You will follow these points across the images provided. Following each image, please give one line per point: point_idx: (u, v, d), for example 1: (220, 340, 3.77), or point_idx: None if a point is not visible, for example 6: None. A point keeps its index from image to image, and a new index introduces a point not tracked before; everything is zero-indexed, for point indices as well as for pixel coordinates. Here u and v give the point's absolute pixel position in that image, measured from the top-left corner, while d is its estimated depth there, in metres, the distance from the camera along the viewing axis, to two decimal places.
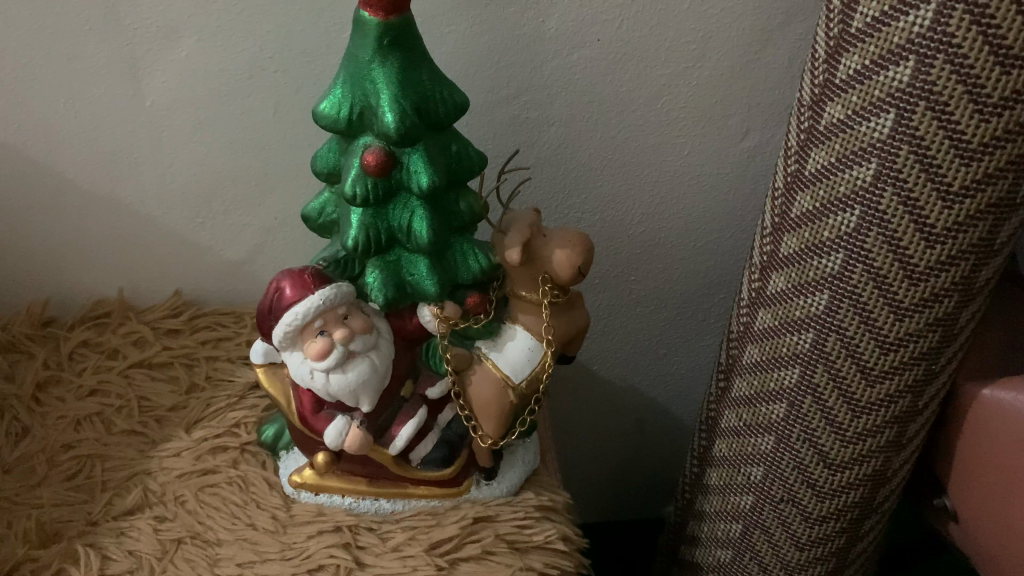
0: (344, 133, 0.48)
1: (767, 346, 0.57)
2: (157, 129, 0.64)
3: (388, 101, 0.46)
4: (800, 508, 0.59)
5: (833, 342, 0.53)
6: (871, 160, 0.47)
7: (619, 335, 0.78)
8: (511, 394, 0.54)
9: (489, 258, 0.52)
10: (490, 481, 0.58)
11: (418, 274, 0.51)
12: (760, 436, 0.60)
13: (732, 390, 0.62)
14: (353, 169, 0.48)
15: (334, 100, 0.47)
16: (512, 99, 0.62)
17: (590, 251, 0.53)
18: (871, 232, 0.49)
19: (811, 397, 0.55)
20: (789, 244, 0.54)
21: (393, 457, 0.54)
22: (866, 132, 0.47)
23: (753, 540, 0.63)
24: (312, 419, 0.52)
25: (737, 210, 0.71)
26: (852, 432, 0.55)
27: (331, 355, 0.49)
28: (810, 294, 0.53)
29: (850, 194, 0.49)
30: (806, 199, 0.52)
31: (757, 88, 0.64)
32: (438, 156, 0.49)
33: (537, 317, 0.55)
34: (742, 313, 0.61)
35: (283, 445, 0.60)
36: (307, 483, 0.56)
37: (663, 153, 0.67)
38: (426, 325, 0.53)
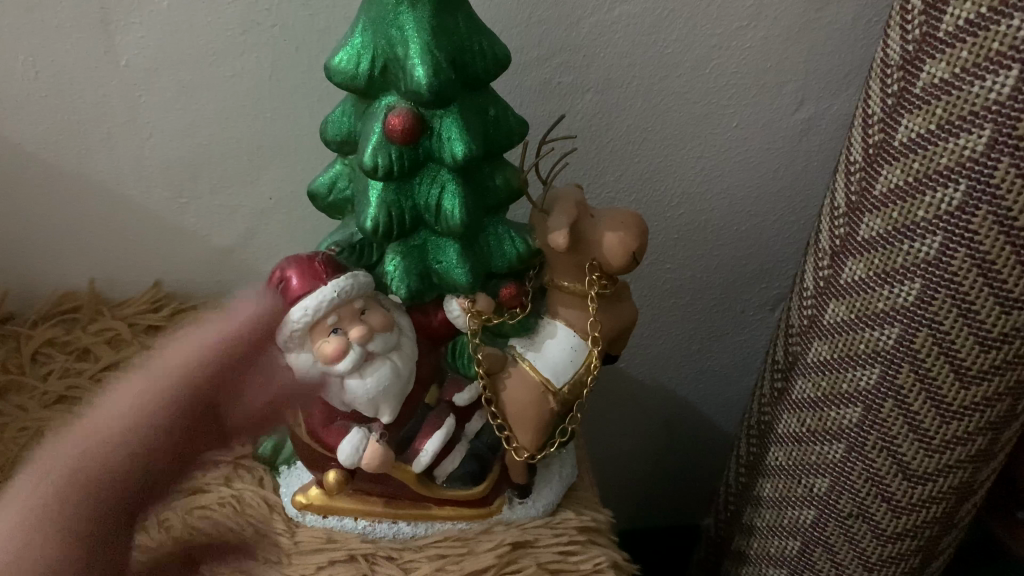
0: (362, 93, 0.40)
1: (839, 342, 0.50)
2: (134, 93, 0.56)
3: (418, 51, 0.38)
4: (871, 524, 0.53)
5: (924, 338, 0.46)
6: (985, 126, 0.40)
7: (651, 330, 0.71)
8: (553, 400, 0.46)
9: (528, 243, 0.45)
10: (524, 500, 0.51)
11: (447, 262, 0.44)
12: (827, 444, 0.53)
13: (793, 392, 0.55)
14: (373, 135, 0.40)
15: (351, 52, 0.40)
16: (545, 61, 0.54)
17: (645, 239, 0.45)
18: (979, 212, 0.41)
19: (892, 401, 0.48)
20: (870, 226, 0.47)
21: (417, 475, 0.46)
22: (978, 93, 0.40)
23: (814, 557, 0.57)
24: (322, 433, 0.44)
25: (788, 191, 0.64)
26: (939, 440, 0.48)
27: (346, 358, 0.41)
28: (896, 283, 0.46)
29: (954, 166, 0.42)
30: (895, 172, 0.45)
31: (818, 51, 0.57)
32: (474, 122, 0.41)
33: (582, 312, 0.47)
34: (806, 305, 0.54)
35: (283, 459, 0.53)
36: (315, 504, 0.48)
37: (709, 126, 0.59)
38: (454, 321, 0.45)
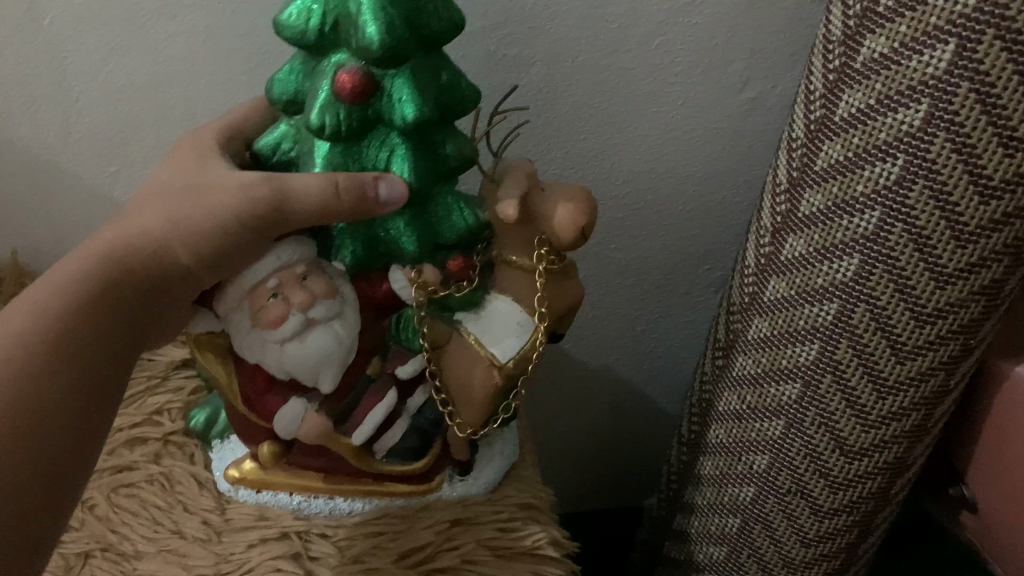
0: (312, 49, 0.39)
1: (780, 318, 0.51)
2: (60, 54, 0.53)
3: (371, 8, 0.37)
4: (809, 500, 0.53)
5: (861, 313, 0.46)
6: (922, 100, 0.40)
7: (596, 311, 0.70)
8: (499, 376, 0.44)
9: (478, 215, 0.43)
10: (466, 477, 0.50)
11: (394, 230, 0.42)
12: (768, 421, 0.53)
13: (734, 370, 0.56)
14: (322, 91, 0.38)
15: (301, 6, 0.38)
16: (491, 32, 0.54)
17: (596, 214, 0.43)
18: (916, 185, 0.41)
19: (830, 377, 0.49)
20: (811, 203, 0.47)
21: (354, 449, 0.45)
22: (917, 67, 0.40)
23: (752, 534, 0.57)
24: (257, 401, 0.43)
25: (732, 172, 0.64)
26: (875, 415, 0.49)
27: (285, 324, 0.40)
28: (834, 258, 0.46)
29: (893, 140, 0.42)
30: (836, 148, 0.45)
31: (763, 31, 0.57)
32: (427, 84, 0.39)
33: (529, 287, 0.45)
34: (747, 282, 0.54)
35: (216, 433, 0.51)
36: (248, 478, 0.47)
37: (654, 104, 0.59)
38: (399, 291, 0.43)
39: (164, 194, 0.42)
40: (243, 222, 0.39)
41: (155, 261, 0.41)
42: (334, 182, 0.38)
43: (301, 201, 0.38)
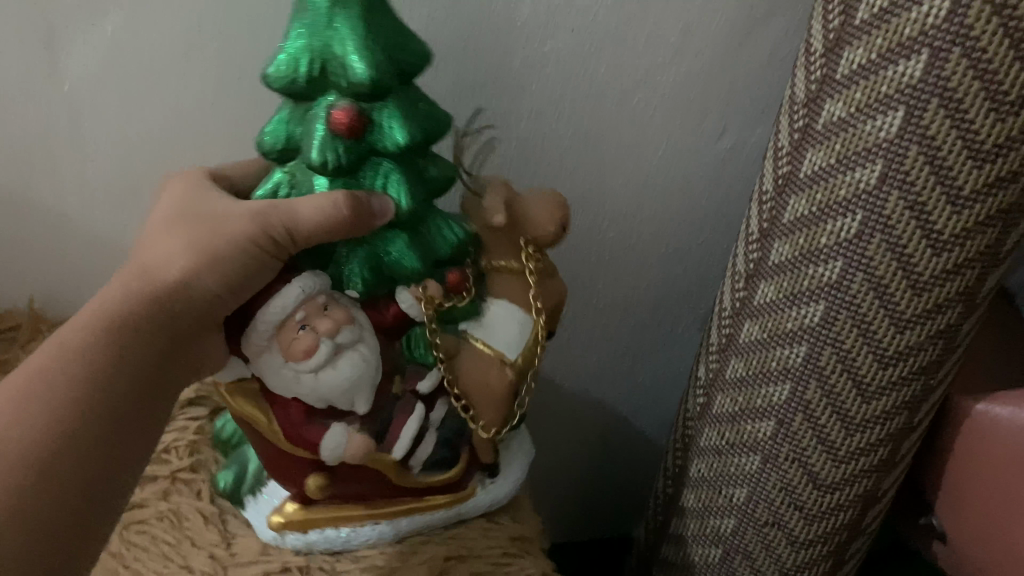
0: (300, 95, 0.42)
1: (754, 360, 0.54)
2: (78, 115, 0.57)
3: (356, 48, 0.40)
4: (785, 529, 0.56)
5: (829, 356, 0.49)
6: (876, 160, 0.43)
7: (585, 342, 0.73)
8: (510, 370, 0.48)
9: (464, 228, 0.45)
10: (495, 479, 0.54)
11: (398, 251, 0.43)
12: (746, 456, 0.56)
13: (712, 407, 0.59)
14: (318, 130, 0.41)
15: (286, 58, 0.41)
16: (485, 86, 0.57)
17: (568, 210, 0.49)
18: (873, 239, 0.44)
19: (801, 413, 0.52)
20: (783, 251, 0.50)
21: (393, 464, 0.46)
22: (871, 130, 0.43)
23: (735, 561, 0.60)
24: (297, 441, 0.43)
25: (711, 206, 0.67)
26: (846, 450, 0.52)
27: (318, 352, 0.40)
28: (801, 303, 0.50)
29: (851, 197, 0.45)
30: (801, 203, 0.48)
31: (735, 85, 0.60)
32: (412, 111, 0.42)
33: (523, 289, 0.49)
34: (724, 324, 0.58)
35: (246, 491, 0.52)
36: (296, 519, 0.47)
37: (631, 146, 0.62)
38: (407, 311, 0.44)
39: (179, 222, 0.42)
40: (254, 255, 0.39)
41: (178, 295, 0.39)
42: (337, 201, 0.38)
43: (309, 228, 0.38)
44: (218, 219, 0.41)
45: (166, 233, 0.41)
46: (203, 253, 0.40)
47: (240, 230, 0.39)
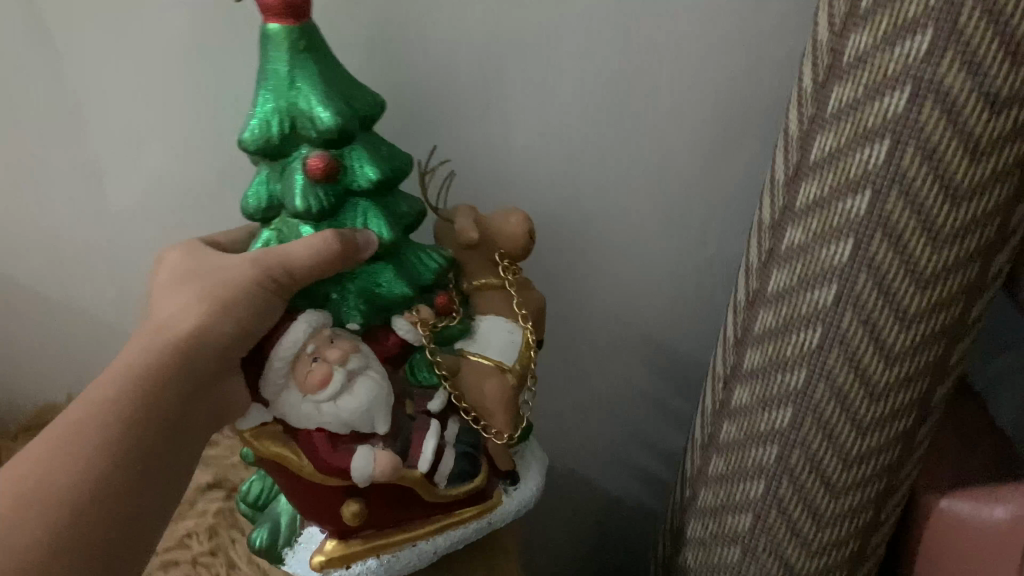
0: (275, 154, 0.43)
1: (779, 337, 0.47)
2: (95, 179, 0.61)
3: (320, 100, 0.42)
4: (812, 511, 0.50)
5: (851, 317, 0.44)
6: (904, 86, 0.38)
7: (613, 309, 0.76)
8: (512, 377, 0.50)
9: (442, 255, 0.48)
10: (517, 486, 0.53)
11: (387, 283, 0.46)
12: (759, 451, 0.50)
13: (731, 404, 0.53)
14: (297, 181, 0.43)
15: (257, 122, 0.42)
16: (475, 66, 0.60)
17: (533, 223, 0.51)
18: (891, 187, 0.40)
19: (826, 387, 0.46)
20: (806, 193, 0.44)
21: (422, 479, 0.46)
22: (900, 55, 0.38)
23: (760, 561, 0.53)
24: (329, 462, 0.44)
25: (707, 176, 0.70)
26: (871, 421, 0.46)
27: (333, 381, 0.43)
28: (818, 282, 0.44)
29: (881, 126, 0.40)
30: (829, 138, 0.42)
31: (730, 40, 0.63)
32: (381, 152, 0.44)
33: (505, 300, 0.51)
34: (747, 306, 0.52)
35: (283, 544, 0.47)
36: (336, 558, 0.45)
37: (633, 117, 0.65)
38: (406, 338, 0.47)
39: (185, 276, 0.44)
40: (265, 287, 0.42)
41: (199, 339, 0.41)
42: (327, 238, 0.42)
43: (309, 263, 0.42)
44: (224, 263, 0.44)
45: (176, 288, 0.43)
46: (217, 297, 0.42)
47: (247, 271, 0.42)
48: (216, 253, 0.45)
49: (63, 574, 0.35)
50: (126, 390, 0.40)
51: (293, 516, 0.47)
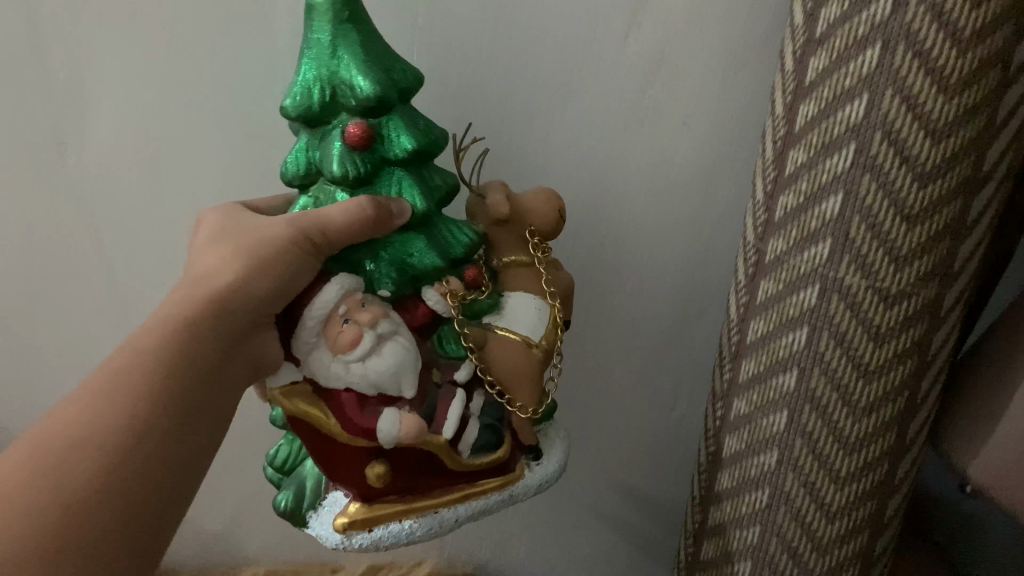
0: (315, 122, 0.45)
1: (780, 306, 0.50)
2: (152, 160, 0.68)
3: (359, 68, 0.44)
4: (828, 469, 0.52)
5: (847, 263, 0.46)
6: (875, 45, 0.42)
7: (625, 313, 0.77)
8: (538, 353, 0.50)
9: (473, 230, 0.49)
10: (540, 461, 0.53)
11: (419, 252, 0.47)
12: (770, 417, 0.53)
13: (739, 376, 0.56)
14: (336, 147, 0.45)
15: (299, 90, 0.44)
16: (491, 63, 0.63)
17: (562, 200, 0.52)
18: (875, 133, 0.43)
19: (828, 333, 0.48)
20: (797, 157, 0.48)
21: (447, 446, 0.47)
22: (869, 17, 0.42)
23: (783, 532, 0.54)
24: (357, 422, 0.45)
25: (704, 241, 0.73)
26: (874, 365, 0.48)
27: (363, 342, 0.44)
28: (814, 240, 0.47)
29: (858, 82, 0.43)
30: (810, 104, 0.47)
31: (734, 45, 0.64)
32: (416, 122, 0.46)
33: (534, 277, 0.51)
34: (745, 286, 0.55)
35: (308, 506, 0.48)
36: (359, 521, 0.46)
37: (638, 120, 0.67)
38: (436, 308, 0.48)
39: (223, 237, 0.46)
40: (299, 246, 0.44)
41: (235, 293, 0.43)
42: (361, 204, 0.44)
43: (342, 228, 0.43)
44: (261, 226, 0.46)
45: (216, 247, 0.45)
46: (253, 255, 0.44)
47: (284, 232, 0.44)
48: (253, 218, 0.47)
49: (104, 528, 0.36)
50: (161, 351, 0.41)
51: (319, 480, 0.49)
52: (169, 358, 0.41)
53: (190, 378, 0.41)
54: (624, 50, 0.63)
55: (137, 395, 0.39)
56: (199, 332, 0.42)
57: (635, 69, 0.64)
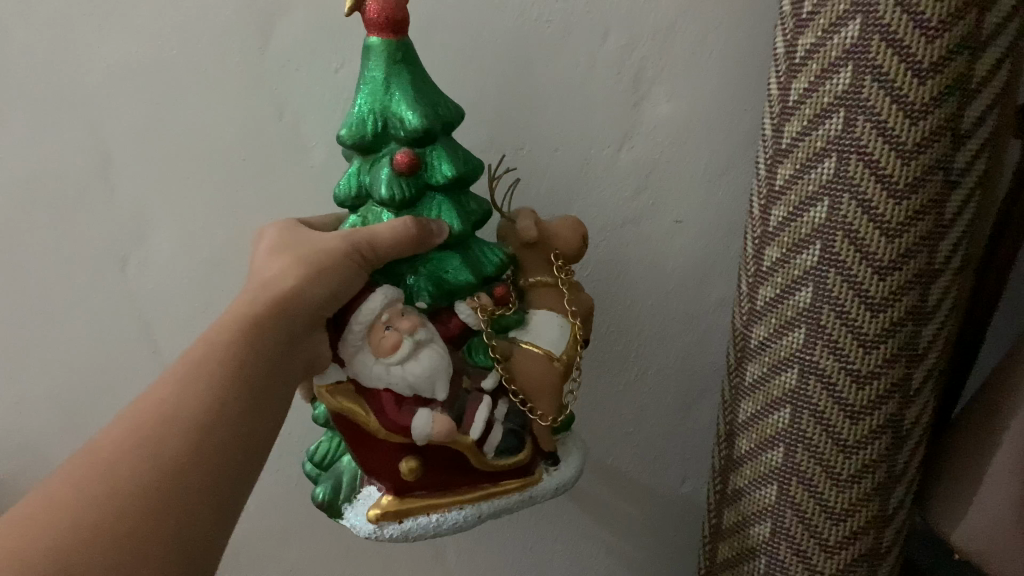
0: (367, 149, 0.51)
1: (773, 347, 0.57)
2: (185, 179, 0.73)
3: (409, 103, 0.49)
4: (813, 532, 0.58)
5: (820, 349, 0.54)
6: (830, 156, 0.50)
7: (633, 344, 0.82)
8: (559, 366, 0.55)
9: (502, 252, 0.54)
10: (557, 466, 0.58)
11: (453, 269, 0.52)
12: (764, 488, 0.60)
13: (735, 449, 0.63)
14: (385, 172, 0.50)
15: (354, 121, 0.50)
16: (513, 97, 0.70)
17: (585, 228, 0.58)
18: (836, 235, 0.51)
19: (808, 411, 0.56)
20: (772, 254, 0.56)
21: (473, 447, 0.52)
22: (831, 89, 0.50)
23: (785, 548, 0.60)
24: (394, 419, 0.50)
25: (702, 265, 0.79)
26: (852, 440, 0.55)
27: (402, 347, 0.49)
28: (791, 329, 0.55)
29: (828, 143, 0.50)
30: (788, 167, 0.54)
31: (727, 88, 0.71)
32: (456, 153, 0.51)
33: (558, 297, 0.56)
34: (742, 331, 0.62)
35: (344, 498, 0.55)
36: (391, 511, 0.51)
37: (644, 158, 0.73)
38: (467, 320, 0.53)
39: (282, 253, 0.52)
40: (348, 259, 0.49)
41: (289, 301, 0.48)
42: (406, 224, 0.49)
43: (388, 242, 0.49)
44: (316, 243, 0.51)
45: (274, 263, 0.51)
46: (308, 268, 0.49)
47: (335, 247, 0.50)
48: (309, 236, 0.53)
49: (170, 514, 0.41)
50: (222, 358, 0.46)
51: (354, 475, 0.55)
52: (229, 366, 0.46)
53: (248, 382, 0.46)
54: (619, 156, 0.73)
55: (198, 400, 0.44)
56: (261, 340, 0.47)
57: (631, 172, 0.73)
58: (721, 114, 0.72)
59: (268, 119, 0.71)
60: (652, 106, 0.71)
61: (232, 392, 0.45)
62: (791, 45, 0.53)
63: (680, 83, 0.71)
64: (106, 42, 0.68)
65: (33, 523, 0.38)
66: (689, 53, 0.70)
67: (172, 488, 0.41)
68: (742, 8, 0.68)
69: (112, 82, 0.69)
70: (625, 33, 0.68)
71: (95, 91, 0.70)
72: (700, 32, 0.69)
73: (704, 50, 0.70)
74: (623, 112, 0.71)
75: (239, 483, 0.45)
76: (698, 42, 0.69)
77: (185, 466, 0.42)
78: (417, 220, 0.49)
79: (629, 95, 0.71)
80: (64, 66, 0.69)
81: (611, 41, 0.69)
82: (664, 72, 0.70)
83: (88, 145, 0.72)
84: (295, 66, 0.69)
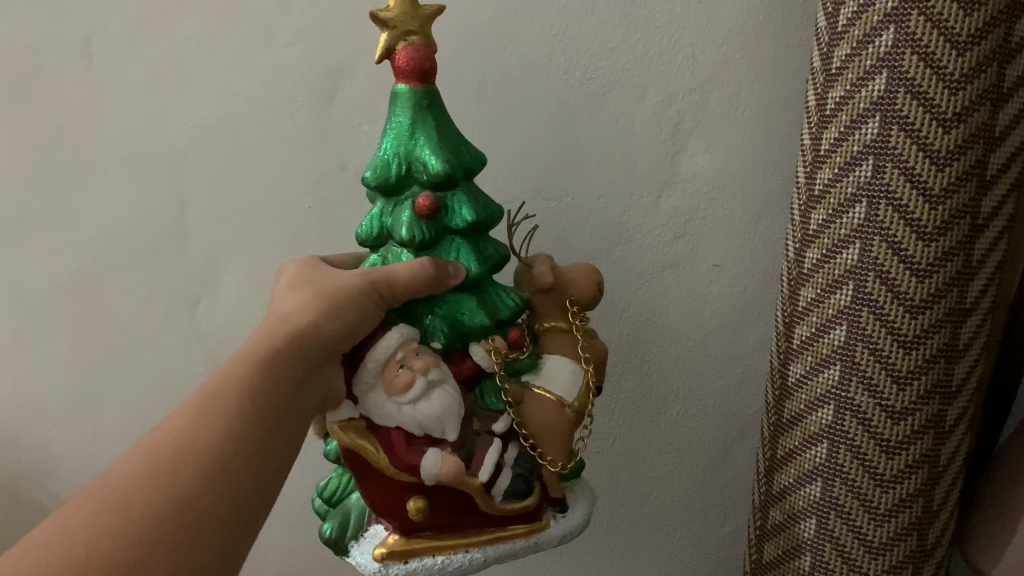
0: (391, 191, 0.52)
1: (811, 351, 0.56)
2: (247, 208, 0.79)
3: (431, 149, 0.51)
4: (851, 563, 0.57)
5: (856, 387, 0.53)
6: (861, 201, 0.51)
7: (660, 391, 0.82)
8: (570, 412, 0.54)
9: (519, 296, 0.55)
10: (566, 513, 0.57)
11: (469, 312, 0.53)
12: (801, 523, 0.59)
13: (773, 485, 0.62)
14: (406, 214, 0.52)
15: (379, 163, 0.52)
16: (551, 142, 0.73)
17: (600, 274, 0.58)
18: (868, 275, 0.51)
19: (845, 447, 0.55)
20: (806, 294, 0.56)
21: (480, 489, 0.52)
22: (864, 98, 0.50)
23: (831, 551, 0.57)
24: (404, 457, 0.51)
25: (738, 313, 0.78)
26: (889, 475, 0.54)
27: (414, 386, 0.49)
28: (825, 367, 0.55)
29: (864, 149, 0.50)
30: (826, 171, 0.53)
31: (761, 134, 0.71)
32: (476, 198, 0.53)
33: (571, 342, 0.57)
34: (782, 339, 0.60)
35: (351, 536, 0.55)
36: (396, 551, 0.52)
37: (677, 202, 0.74)
38: (480, 363, 0.53)
39: (304, 287, 0.53)
40: (366, 296, 0.50)
41: (308, 334, 0.49)
42: (424, 266, 0.50)
43: (404, 283, 0.50)
44: (334, 278, 0.53)
45: (298, 295, 0.53)
46: (328, 301, 0.50)
47: (354, 284, 0.51)
48: (329, 273, 0.55)
49: (194, 539, 0.42)
50: (245, 386, 0.47)
51: (363, 514, 0.55)
52: (251, 394, 0.47)
53: (268, 411, 0.47)
54: (658, 205, 0.74)
55: (223, 426, 0.45)
56: (282, 369, 0.48)
57: (668, 223, 0.75)
58: (756, 171, 0.72)
59: (329, 174, 0.77)
60: (690, 157, 0.72)
61: (256, 420, 0.46)
62: (820, 96, 0.54)
63: (718, 136, 0.72)
64: (186, 81, 0.75)
65: (69, 539, 0.40)
66: (723, 105, 0.71)
67: (199, 513, 0.42)
68: (776, 70, 0.69)
69: (184, 144, 0.77)
70: (661, 91, 0.70)
71: (166, 153, 0.78)
72: (736, 89, 0.70)
73: (739, 111, 0.71)
74: (660, 163, 0.73)
75: (258, 510, 0.46)
76: (732, 98, 0.70)
77: (211, 491, 0.43)
78: (431, 262, 0.50)
79: (668, 146, 0.72)
80: (147, 126, 0.77)
81: (649, 99, 0.71)
82: (700, 125, 0.71)
83: (162, 170, 0.79)
84: (354, 120, 0.74)
